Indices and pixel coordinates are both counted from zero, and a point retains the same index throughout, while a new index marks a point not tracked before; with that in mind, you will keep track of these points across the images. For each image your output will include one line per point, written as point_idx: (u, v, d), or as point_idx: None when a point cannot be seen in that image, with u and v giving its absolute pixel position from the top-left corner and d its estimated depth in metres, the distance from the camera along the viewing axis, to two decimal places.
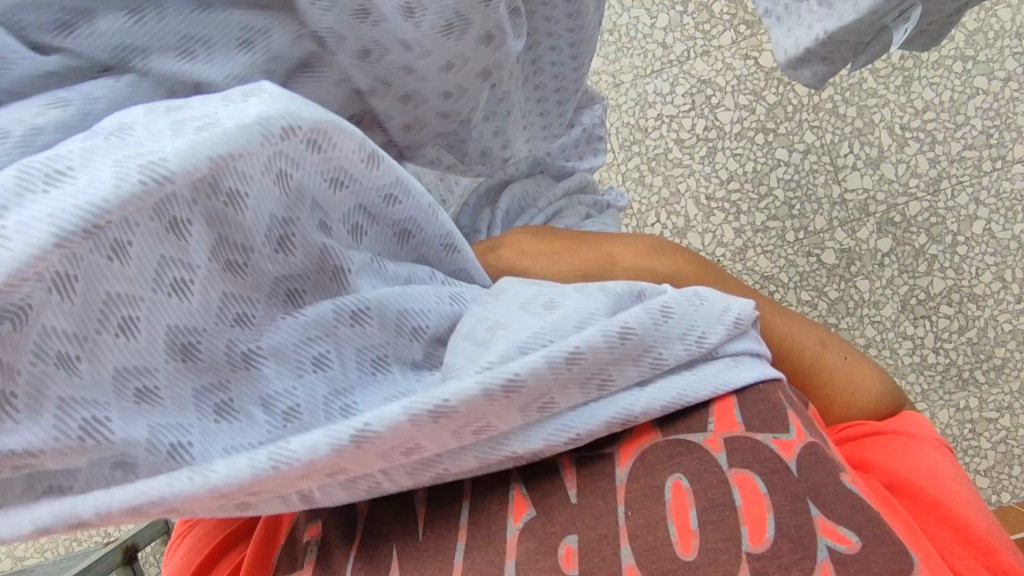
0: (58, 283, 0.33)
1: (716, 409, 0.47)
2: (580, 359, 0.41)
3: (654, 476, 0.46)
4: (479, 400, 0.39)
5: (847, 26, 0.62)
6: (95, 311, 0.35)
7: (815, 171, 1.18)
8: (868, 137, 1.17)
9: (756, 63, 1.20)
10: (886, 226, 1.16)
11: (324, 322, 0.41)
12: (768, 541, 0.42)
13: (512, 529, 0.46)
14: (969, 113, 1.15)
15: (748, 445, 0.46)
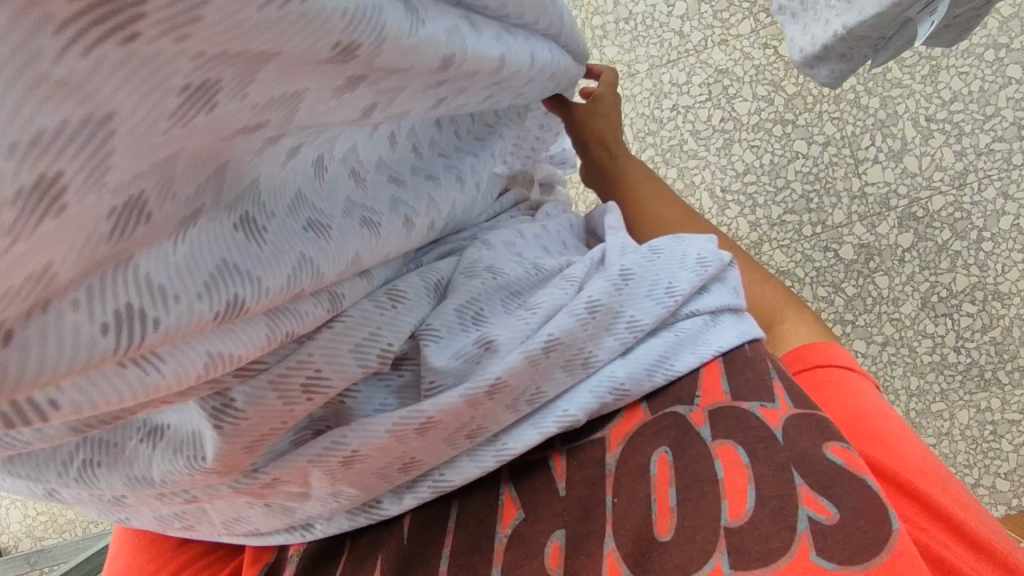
0: (158, 432, 0.39)
1: (705, 370, 0.50)
2: (562, 346, 0.46)
3: (642, 453, 0.47)
4: (461, 408, 0.44)
5: (867, 21, 0.60)
6: (164, 447, 0.39)
7: (835, 163, 1.15)
8: (891, 128, 1.13)
9: (776, 52, 1.16)
10: (908, 220, 1.13)
11: (262, 400, 0.38)
12: (748, 513, 0.42)
13: (502, 537, 0.47)
14: (1000, 104, 1.10)
15: (733, 416, 0.47)
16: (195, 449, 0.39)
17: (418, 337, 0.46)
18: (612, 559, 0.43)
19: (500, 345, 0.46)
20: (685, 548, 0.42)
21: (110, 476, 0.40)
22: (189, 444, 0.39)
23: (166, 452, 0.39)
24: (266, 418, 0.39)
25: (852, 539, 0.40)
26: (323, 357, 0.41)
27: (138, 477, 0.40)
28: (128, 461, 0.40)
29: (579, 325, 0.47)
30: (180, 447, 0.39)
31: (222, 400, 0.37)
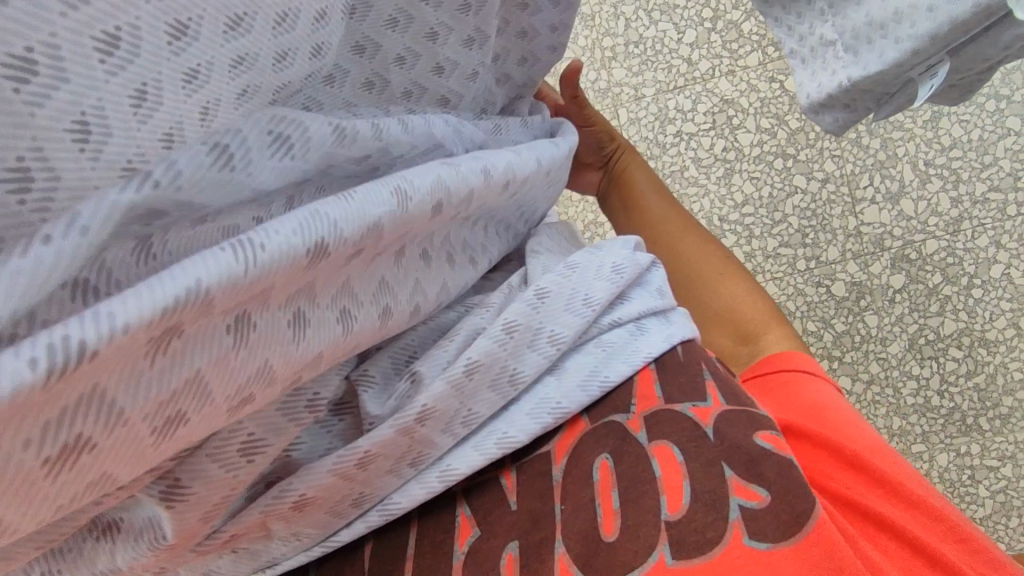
0: (108, 527, 0.39)
1: (638, 379, 0.49)
2: (483, 367, 0.45)
3: (584, 460, 0.46)
4: (397, 439, 0.44)
5: (870, 76, 0.61)
6: (127, 537, 0.39)
7: (832, 201, 1.16)
8: (889, 170, 1.14)
9: (782, 87, 1.18)
10: (900, 262, 1.14)
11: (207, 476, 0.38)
12: (685, 507, 0.42)
13: (460, 555, 0.45)
14: (999, 154, 1.11)
15: (668, 417, 0.46)
16: (151, 530, 0.39)
17: (354, 381, 0.46)
18: (563, 562, 0.43)
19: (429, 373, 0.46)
20: (631, 545, 0.42)
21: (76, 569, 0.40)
22: (150, 527, 0.39)
23: (128, 538, 0.39)
24: (212, 488, 0.39)
25: (784, 518, 0.41)
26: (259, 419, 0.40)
27: (105, 566, 0.40)
28: (88, 554, 0.39)
29: (500, 349, 0.46)
30: (138, 531, 0.39)
31: (169, 481, 0.38)
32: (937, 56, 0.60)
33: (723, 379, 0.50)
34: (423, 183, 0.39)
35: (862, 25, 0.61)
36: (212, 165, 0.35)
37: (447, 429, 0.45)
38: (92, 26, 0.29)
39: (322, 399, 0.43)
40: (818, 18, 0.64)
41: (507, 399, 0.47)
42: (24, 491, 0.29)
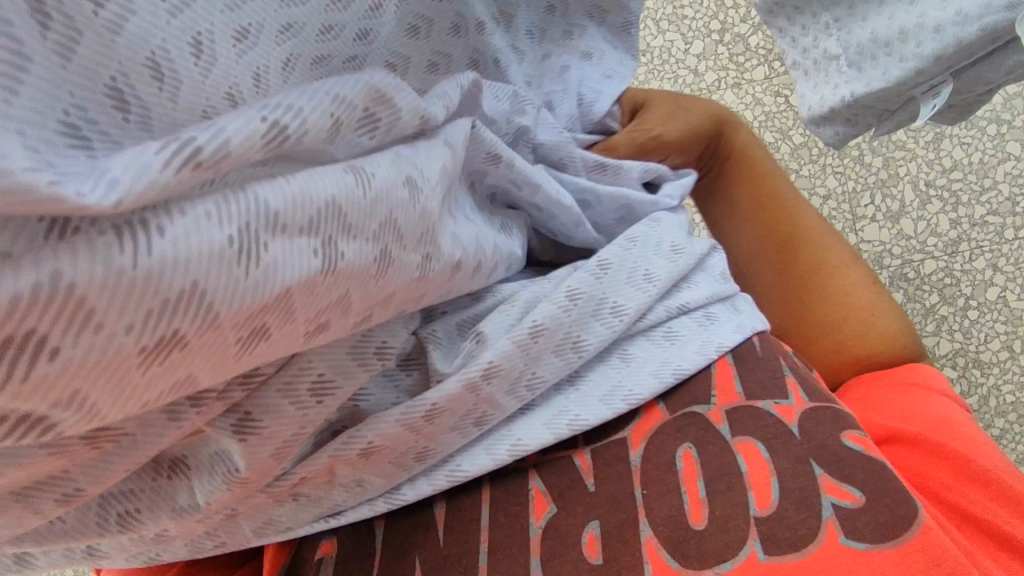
0: (172, 464, 0.36)
1: (716, 371, 0.47)
2: (548, 331, 0.44)
3: (665, 449, 0.44)
4: (465, 395, 0.41)
5: (875, 93, 0.55)
6: (206, 471, 0.36)
7: (833, 217, 1.16)
8: (891, 189, 1.15)
9: (788, 100, 1.18)
10: (897, 281, 1.14)
11: (282, 411, 0.36)
12: (775, 502, 0.40)
13: (536, 529, 0.43)
14: (997, 178, 1.12)
15: (749, 414, 0.45)
16: (226, 463, 0.36)
17: (420, 334, 0.44)
18: (652, 546, 0.40)
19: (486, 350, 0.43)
20: (721, 536, 0.40)
21: (150, 512, 0.37)
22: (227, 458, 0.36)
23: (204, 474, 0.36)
24: (279, 428, 0.36)
25: (881, 519, 0.39)
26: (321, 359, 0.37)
27: (182, 505, 0.37)
28: (162, 494, 0.36)
29: (552, 334, 0.44)
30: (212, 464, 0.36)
31: (240, 413, 0.35)
32: (942, 78, 0.57)
33: (802, 375, 0.48)
34: (460, 138, 0.42)
35: (867, 41, 0.54)
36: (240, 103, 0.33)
37: (507, 398, 0.43)
38: None
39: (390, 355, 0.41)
40: (824, 30, 0.56)
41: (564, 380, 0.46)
42: (113, 382, 0.27)
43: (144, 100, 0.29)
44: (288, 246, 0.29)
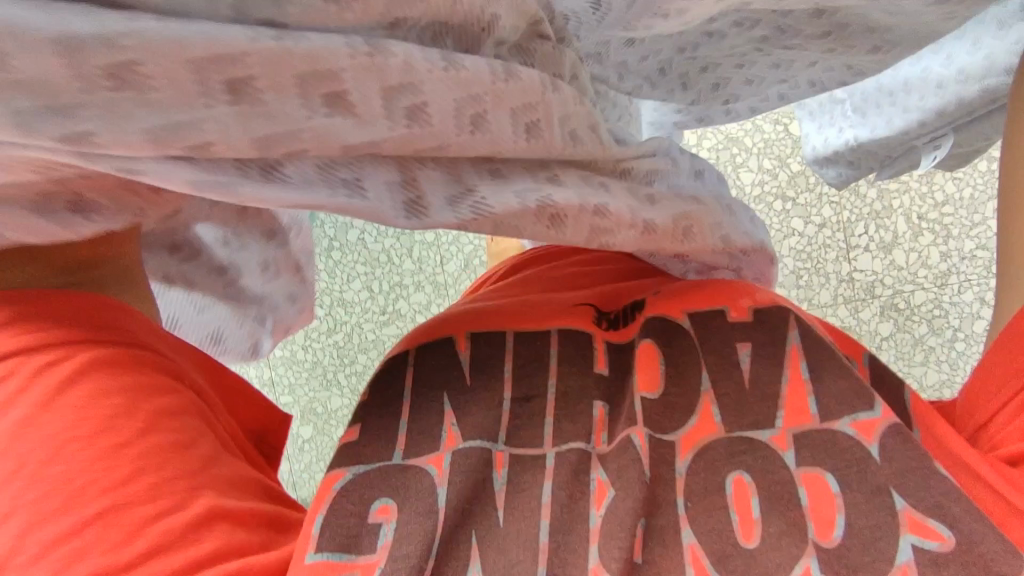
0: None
1: (788, 376, 0.41)
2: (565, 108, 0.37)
3: (715, 470, 0.39)
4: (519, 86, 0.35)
5: (878, 139, 0.65)
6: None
7: (827, 246, 1.09)
8: (883, 221, 1.08)
9: (787, 129, 1.10)
10: (888, 310, 1.07)
11: (352, 98, 0.31)
12: (838, 539, 0.36)
13: (597, 520, 0.38)
14: (987, 213, 1.05)
15: (823, 439, 0.39)
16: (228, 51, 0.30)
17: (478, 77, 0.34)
18: (694, 552, 0.37)
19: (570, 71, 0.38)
20: (774, 556, 0.36)
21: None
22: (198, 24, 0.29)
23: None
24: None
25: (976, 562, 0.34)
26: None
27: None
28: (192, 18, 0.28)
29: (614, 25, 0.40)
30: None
31: None
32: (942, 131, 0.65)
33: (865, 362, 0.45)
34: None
35: (874, 91, 0.64)
36: None
37: (556, 131, 0.37)
38: None
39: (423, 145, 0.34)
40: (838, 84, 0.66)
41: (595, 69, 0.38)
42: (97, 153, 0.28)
43: None
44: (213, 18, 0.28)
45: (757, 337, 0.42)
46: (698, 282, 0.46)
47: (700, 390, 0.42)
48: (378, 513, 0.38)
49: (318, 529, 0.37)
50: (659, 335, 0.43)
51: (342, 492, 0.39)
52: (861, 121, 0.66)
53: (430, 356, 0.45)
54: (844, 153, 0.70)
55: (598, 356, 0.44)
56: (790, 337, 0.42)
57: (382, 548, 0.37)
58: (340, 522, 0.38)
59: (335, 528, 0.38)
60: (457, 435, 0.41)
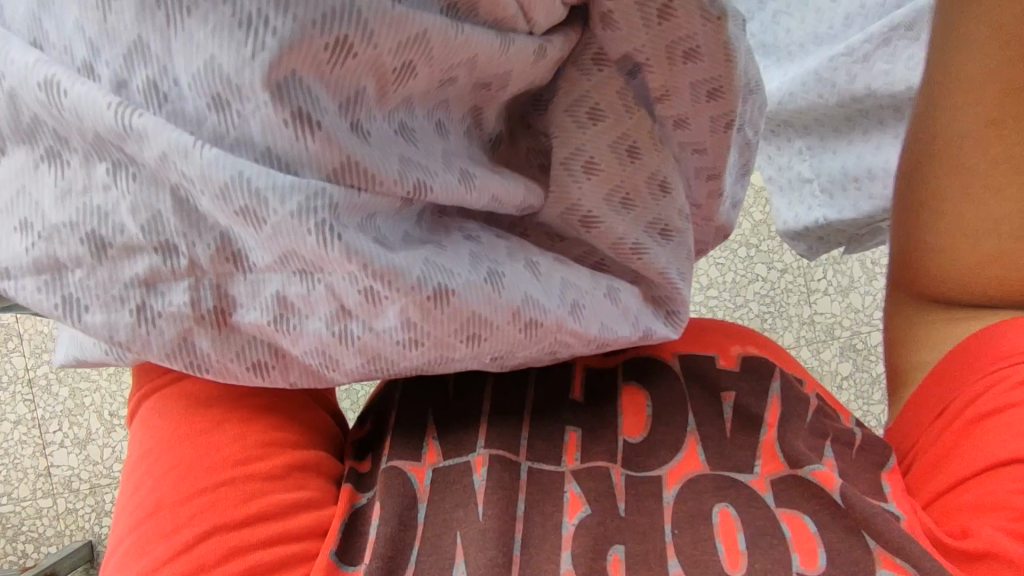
0: (70, 305, 0.33)
1: (768, 417, 0.43)
2: (339, 322, 0.34)
3: (701, 500, 0.41)
4: (250, 285, 0.33)
5: (846, 220, 0.65)
6: (119, 318, 0.33)
7: (789, 290, 1.12)
8: (840, 265, 1.12)
9: (750, 180, 1.14)
10: (848, 350, 1.10)
11: (260, 355, 0.35)
12: (822, 566, 0.38)
13: (569, 525, 0.39)
14: None
15: (797, 485, 0.41)
16: (194, 355, 0.34)
17: (282, 327, 0.34)
18: None
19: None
20: None
21: (7, 244, 0.33)
22: (156, 293, 0.33)
23: (105, 305, 0.33)
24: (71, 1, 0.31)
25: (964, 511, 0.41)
26: (141, 192, 0.31)
27: (97, 243, 0.32)
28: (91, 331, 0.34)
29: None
30: (167, 249, 0.32)
31: (101, 322, 0.33)
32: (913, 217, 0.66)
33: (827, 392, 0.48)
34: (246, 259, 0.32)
35: (838, 174, 0.65)
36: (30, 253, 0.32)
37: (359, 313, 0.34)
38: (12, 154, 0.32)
39: (346, 362, 0.35)
40: (797, 154, 0.67)
41: (339, 39, 0.29)
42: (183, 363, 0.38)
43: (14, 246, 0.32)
44: (100, 319, 0.33)
45: (743, 384, 0.45)
46: (700, 322, 0.49)
47: (723, 420, 0.43)
48: (371, 523, 0.39)
49: (341, 527, 0.39)
50: (647, 378, 0.45)
51: (358, 509, 0.41)
52: (828, 201, 0.66)
53: (418, 385, 0.46)
54: (813, 231, 0.68)
55: (575, 384, 0.46)
56: (771, 388, 0.44)
57: (368, 546, 0.39)
58: (356, 532, 0.40)
59: (351, 536, 0.39)
60: (437, 449, 0.42)
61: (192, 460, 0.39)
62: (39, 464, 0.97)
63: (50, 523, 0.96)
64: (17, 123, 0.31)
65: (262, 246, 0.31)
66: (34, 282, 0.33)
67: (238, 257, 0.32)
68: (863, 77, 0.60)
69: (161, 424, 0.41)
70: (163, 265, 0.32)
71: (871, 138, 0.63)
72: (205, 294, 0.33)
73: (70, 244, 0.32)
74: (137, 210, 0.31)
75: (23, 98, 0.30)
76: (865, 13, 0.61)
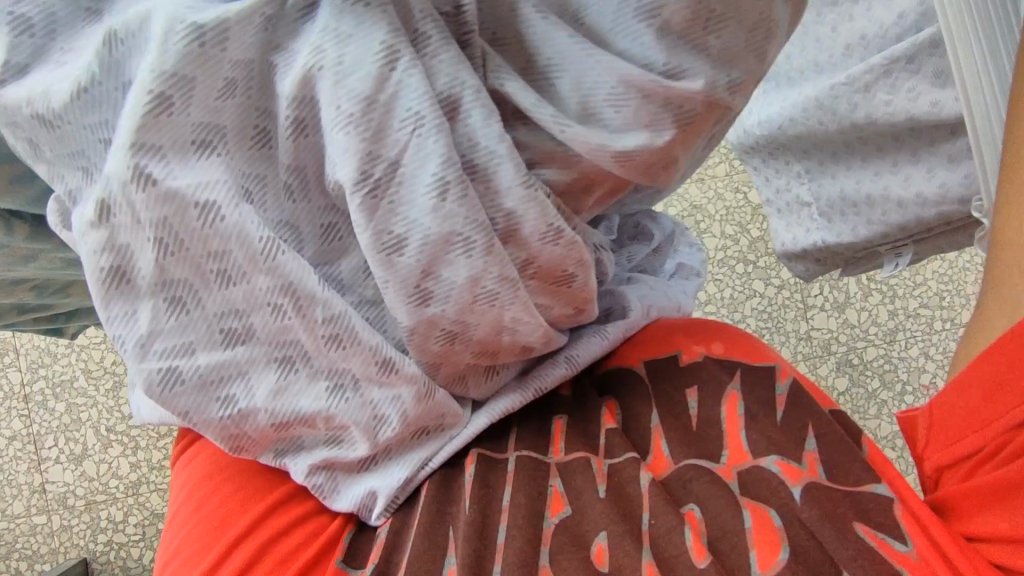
0: (219, 382, 0.38)
1: (725, 416, 0.44)
2: (396, 474, 0.43)
3: (678, 491, 0.42)
4: (369, 435, 0.40)
5: (844, 242, 0.66)
6: (263, 409, 0.39)
7: (786, 306, 1.13)
8: (836, 281, 1.13)
9: (747, 199, 1.16)
10: (844, 365, 1.11)
11: (325, 472, 0.42)
12: (782, 560, 0.38)
13: (552, 522, 0.41)
14: (925, 275, 1.12)
15: (763, 477, 0.41)
16: (329, 492, 0.43)
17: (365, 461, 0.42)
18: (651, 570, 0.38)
19: (394, 221, 0.35)
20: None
21: (203, 406, 0.38)
22: (295, 411, 0.39)
23: (265, 400, 0.38)
24: (307, 154, 0.37)
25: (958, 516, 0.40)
26: (346, 413, 0.39)
27: (283, 363, 0.38)
28: (230, 401, 0.38)
29: (563, 80, 0.35)
30: (341, 439, 0.41)
31: (248, 412, 0.39)
32: (902, 243, 0.67)
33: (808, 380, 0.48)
34: (368, 421, 0.40)
35: (838, 198, 0.66)
36: (213, 321, 0.37)
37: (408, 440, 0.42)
38: (193, 207, 0.35)
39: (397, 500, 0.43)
40: (796, 178, 0.68)
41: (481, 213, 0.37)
42: (260, 445, 0.41)
43: (199, 305, 0.37)
44: (241, 404, 0.38)
45: (705, 381, 0.46)
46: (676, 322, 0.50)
47: (688, 417, 0.45)
48: (381, 527, 0.43)
49: (347, 539, 0.43)
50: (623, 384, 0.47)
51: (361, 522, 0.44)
52: (827, 225, 0.67)
53: None
54: (811, 252, 0.69)
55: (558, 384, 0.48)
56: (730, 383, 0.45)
57: (377, 544, 0.42)
58: (363, 542, 0.43)
59: (359, 542, 0.43)
60: None
61: (202, 538, 0.45)
62: (34, 480, 0.96)
63: (44, 541, 0.95)
64: (271, 333, 0.38)
65: (400, 414, 0.40)
66: (185, 349, 0.37)
67: (374, 418, 0.40)
68: (864, 107, 0.61)
69: (176, 524, 0.47)
70: (332, 404, 0.39)
71: (871, 164, 0.64)
72: (338, 427, 0.40)
73: (255, 355, 0.38)
74: (320, 350, 0.38)
75: (252, 227, 0.36)
76: (865, 43, 0.62)
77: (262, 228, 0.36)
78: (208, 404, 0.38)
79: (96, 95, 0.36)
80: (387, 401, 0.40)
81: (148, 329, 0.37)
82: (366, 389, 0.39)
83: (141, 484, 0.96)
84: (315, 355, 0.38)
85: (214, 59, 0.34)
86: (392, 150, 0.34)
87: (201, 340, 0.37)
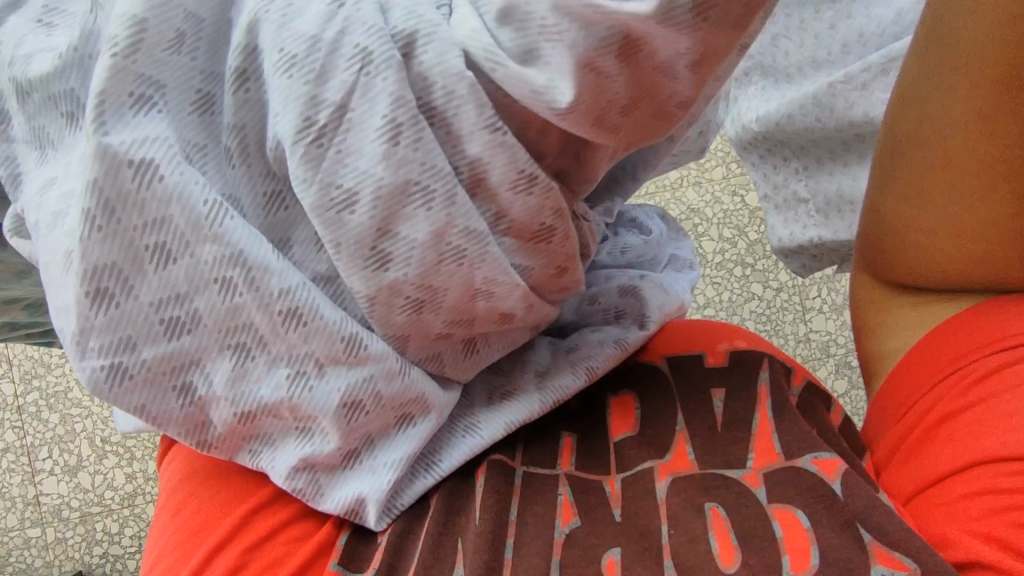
0: (175, 373, 0.37)
1: (757, 418, 0.43)
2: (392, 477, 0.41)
3: (693, 496, 0.41)
4: (337, 419, 0.38)
5: (841, 240, 0.66)
6: (224, 396, 0.38)
7: (784, 308, 1.13)
8: (835, 283, 1.13)
9: (744, 202, 1.16)
10: (844, 368, 1.10)
11: (304, 471, 0.41)
12: (814, 564, 0.37)
13: (562, 533, 0.41)
14: None
15: (790, 477, 0.41)
16: (314, 494, 0.41)
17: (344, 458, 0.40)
18: None
19: (343, 173, 0.34)
20: None
21: (159, 400, 0.38)
22: (255, 393, 0.38)
23: (220, 386, 0.38)
24: (248, 110, 0.36)
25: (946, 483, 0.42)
26: (310, 400, 0.38)
27: (236, 349, 0.37)
28: (183, 390, 0.38)
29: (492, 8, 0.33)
30: (310, 432, 0.39)
31: (202, 400, 0.38)
32: None
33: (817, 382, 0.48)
34: (330, 403, 0.38)
35: (835, 196, 0.66)
36: (154, 310, 0.36)
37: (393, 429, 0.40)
38: (127, 168, 0.34)
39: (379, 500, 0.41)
40: (793, 174, 0.68)
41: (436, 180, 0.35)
42: (229, 444, 0.40)
43: (136, 294, 0.36)
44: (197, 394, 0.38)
45: (733, 382, 0.45)
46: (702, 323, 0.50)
47: (713, 416, 0.44)
48: (382, 533, 0.42)
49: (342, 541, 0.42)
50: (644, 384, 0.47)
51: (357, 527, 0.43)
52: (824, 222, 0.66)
53: None
54: (807, 248, 0.69)
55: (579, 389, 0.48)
56: (760, 379, 0.45)
57: (378, 550, 0.42)
58: (361, 548, 0.42)
59: (362, 549, 0.42)
60: None
61: (184, 546, 0.44)
62: (28, 492, 0.95)
63: (38, 554, 0.94)
64: (219, 318, 0.36)
65: (357, 387, 0.38)
66: (129, 342, 0.36)
67: (335, 399, 0.38)
68: (860, 105, 0.61)
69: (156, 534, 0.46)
70: (287, 385, 0.38)
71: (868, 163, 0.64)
72: (303, 417, 0.39)
73: (203, 339, 0.37)
74: (271, 330, 0.37)
75: (192, 191, 0.35)
76: (863, 41, 0.62)
77: (207, 194, 0.35)
78: (164, 399, 0.38)
79: (73, 60, 0.36)
80: (355, 383, 0.38)
81: (81, 327, 0.36)
82: (323, 365, 0.38)
83: (137, 495, 0.95)
84: (268, 339, 0.37)
85: (169, 9, 0.35)
86: (337, 92, 0.34)
87: (142, 332, 0.36)
